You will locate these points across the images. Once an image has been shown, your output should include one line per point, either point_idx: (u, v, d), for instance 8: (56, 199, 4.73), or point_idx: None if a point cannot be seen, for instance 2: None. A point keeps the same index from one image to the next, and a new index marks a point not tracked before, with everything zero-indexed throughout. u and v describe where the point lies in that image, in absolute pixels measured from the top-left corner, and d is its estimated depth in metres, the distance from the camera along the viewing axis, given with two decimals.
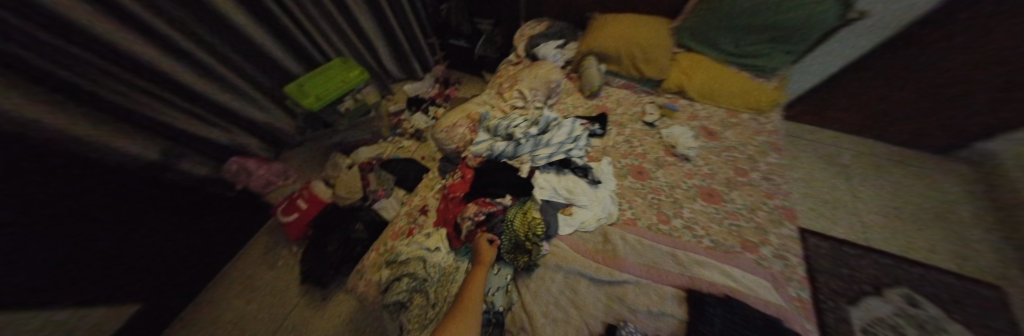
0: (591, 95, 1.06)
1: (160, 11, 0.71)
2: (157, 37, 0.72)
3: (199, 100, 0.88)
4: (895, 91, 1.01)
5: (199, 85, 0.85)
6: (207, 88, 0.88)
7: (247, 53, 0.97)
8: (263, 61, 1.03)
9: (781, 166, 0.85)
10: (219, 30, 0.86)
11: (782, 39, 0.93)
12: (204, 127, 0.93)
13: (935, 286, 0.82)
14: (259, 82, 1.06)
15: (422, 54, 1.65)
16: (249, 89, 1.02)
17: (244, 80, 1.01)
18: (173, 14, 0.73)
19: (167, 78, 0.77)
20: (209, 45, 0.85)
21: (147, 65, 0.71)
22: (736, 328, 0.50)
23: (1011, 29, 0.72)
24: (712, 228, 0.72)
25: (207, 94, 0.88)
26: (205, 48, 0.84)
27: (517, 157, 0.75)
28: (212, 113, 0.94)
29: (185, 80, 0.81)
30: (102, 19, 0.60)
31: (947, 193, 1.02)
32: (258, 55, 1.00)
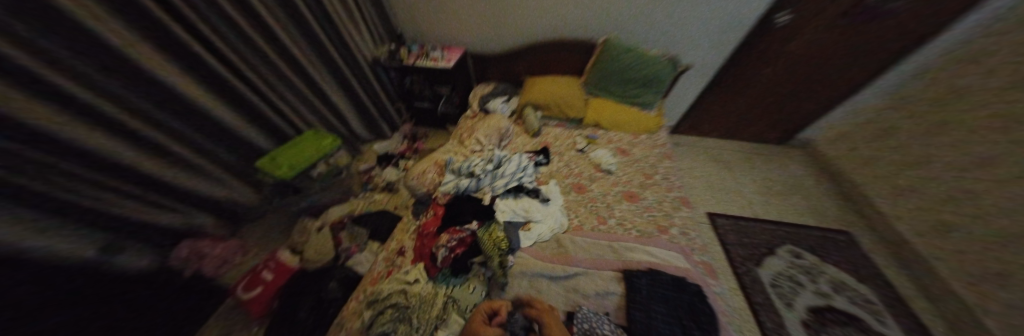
0: (535, 135, 1.35)
1: (133, 108, 0.78)
2: (124, 131, 0.78)
3: (156, 185, 0.89)
4: (722, 105, 1.66)
5: (158, 169, 0.87)
6: (166, 172, 0.90)
7: (216, 135, 1.04)
8: (232, 142, 1.11)
9: (673, 167, 1.18)
10: (190, 118, 0.94)
11: (648, 85, 1.38)
12: (151, 212, 0.91)
13: (798, 240, 1.28)
14: (224, 161, 1.09)
15: (390, 117, 1.87)
16: (214, 168, 1.05)
17: (211, 160, 1.05)
18: (146, 111, 0.81)
19: (126, 169, 0.80)
20: (178, 133, 0.92)
21: (109, 158, 0.75)
22: (656, 286, 0.69)
23: (744, 63, 1.42)
24: (636, 221, 0.94)
25: (166, 178, 0.90)
26: (174, 137, 0.91)
27: (480, 190, 0.94)
28: (162, 195, 0.93)
29: (146, 168, 0.84)
30: (69, 122, 0.66)
31: (784, 178, 1.59)
32: (228, 137, 1.07)
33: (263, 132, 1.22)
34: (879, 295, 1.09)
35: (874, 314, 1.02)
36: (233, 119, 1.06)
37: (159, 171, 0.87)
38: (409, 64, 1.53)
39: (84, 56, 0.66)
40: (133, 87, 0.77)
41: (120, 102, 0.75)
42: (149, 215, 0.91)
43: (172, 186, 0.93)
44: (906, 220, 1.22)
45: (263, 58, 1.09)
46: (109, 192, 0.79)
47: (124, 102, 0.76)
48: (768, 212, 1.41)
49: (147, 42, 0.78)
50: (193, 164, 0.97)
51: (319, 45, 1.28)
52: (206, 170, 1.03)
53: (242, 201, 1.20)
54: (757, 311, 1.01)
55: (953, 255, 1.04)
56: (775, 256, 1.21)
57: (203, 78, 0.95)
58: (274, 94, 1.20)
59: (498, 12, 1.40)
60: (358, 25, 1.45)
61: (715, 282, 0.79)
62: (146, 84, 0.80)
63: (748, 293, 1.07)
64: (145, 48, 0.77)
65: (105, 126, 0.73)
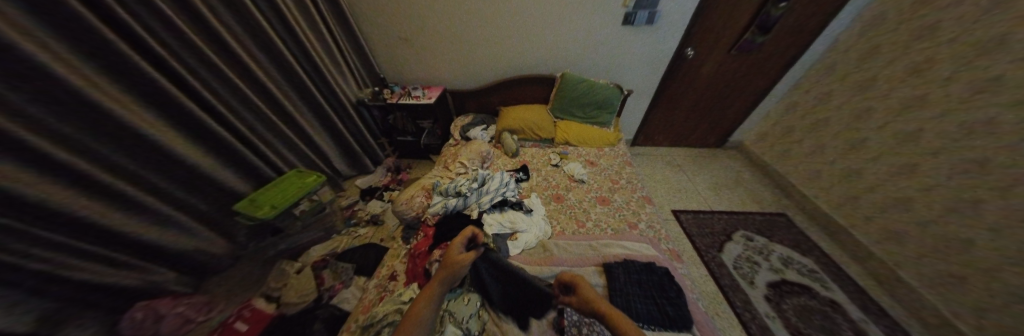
0: (514, 155, 1.49)
1: (98, 158, 0.78)
2: (88, 184, 0.76)
3: (113, 239, 0.85)
4: (665, 122, 2.00)
5: (116, 221, 0.83)
6: (125, 223, 0.86)
7: (189, 182, 1.03)
8: (207, 188, 1.10)
9: (635, 172, 1.37)
10: (162, 166, 0.94)
11: (603, 108, 1.64)
12: (103, 269, 0.84)
13: (744, 225, 1.49)
14: (192, 207, 1.07)
15: (374, 153, 1.93)
16: (183, 217, 1.03)
17: (178, 207, 1.02)
18: (116, 162, 0.82)
19: (84, 223, 0.77)
20: (145, 181, 0.90)
21: (68, 213, 0.72)
22: (630, 272, 0.79)
23: (674, 87, 1.78)
24: (609, 221, 1.06)
25: (127, 231, 0.86)
26: (143, 187, 0.90)
27: (467, 207, 1.02)
28: (116, 249, 0.88)
29: (108, 221, 0.81)
30: (23, 172, 0.65)
31: (723, 174, 1.88)
32: (201, 183, 1.07)
33: (241, 176, 1.22)
34: (819, 263, 1.27)
35: (819, 281, 1.19)
36: (210, 164, 1.07)
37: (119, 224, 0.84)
38: (392, 102, 1.66)
39: (58, 108, 0.69)
40: (105, 139, 0.79)
41: (85, 152, 0.75)
42: (100, 274, 0.84)
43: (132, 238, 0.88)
44: (823, 198, 1.49)
45: (246, 103, 1.17)
46: (58, 252, 0.74)
47: (90, 153, 0.76)
48: (720, 204, 1.64)
49: (130, 97, 0.83)
50: (159, 213, 0.94)
51: (303, 89, 1.40)
52: (174, 218, 0.99)
53: (209, 250, 1.15)
54: (726, 292, 1.15)
55: (863, 221, 1.28)
56: (732, 241, 1.39)
57: (183, 127, 0.98)
58: (256, 138, 1.24)
59: (469, 57, 1.66)
60: (342, 72, 1.60)
61: (681, 265, 0.90)
62: (121, 134, 0.82)
63: (716, 277, 1.21)
64: (125, 103, 0.81)
65: (68, 177, 0.73)
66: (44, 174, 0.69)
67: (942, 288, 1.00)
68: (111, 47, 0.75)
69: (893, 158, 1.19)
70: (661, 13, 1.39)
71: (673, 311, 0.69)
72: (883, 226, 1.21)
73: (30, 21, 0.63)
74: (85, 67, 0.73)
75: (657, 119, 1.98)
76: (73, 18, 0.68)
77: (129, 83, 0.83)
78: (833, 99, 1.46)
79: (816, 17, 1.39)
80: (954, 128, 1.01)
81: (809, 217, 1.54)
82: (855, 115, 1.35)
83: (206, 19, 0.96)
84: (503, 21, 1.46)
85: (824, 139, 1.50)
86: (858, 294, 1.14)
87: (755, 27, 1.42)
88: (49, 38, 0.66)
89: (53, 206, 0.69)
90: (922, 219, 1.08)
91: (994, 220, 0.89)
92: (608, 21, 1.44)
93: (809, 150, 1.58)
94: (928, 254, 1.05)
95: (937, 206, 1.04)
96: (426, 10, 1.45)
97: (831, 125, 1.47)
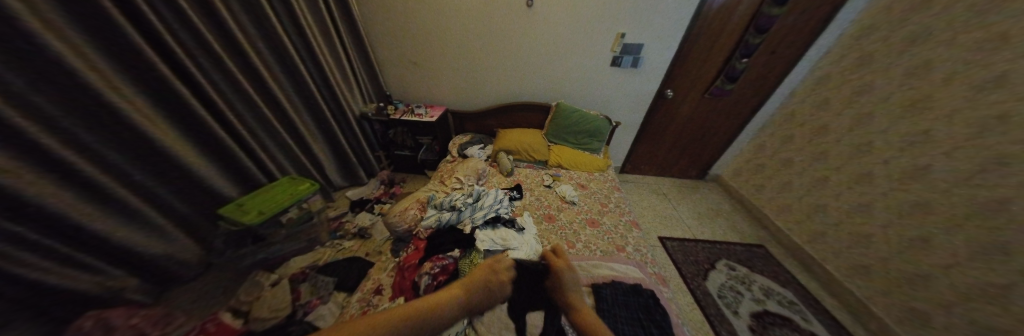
0: (508, 175, 1.54)
1: (89, 151, 0.79)
2: (71, 175, 0.75)
3: (84, 238, 0.81)
4: (650, 153, 2.15)
5: (90, 218, 0.80)
6: (99, 220, 0.82)
7: (174, 181, 1.01)
8: (192, 190, 1.08)
9: (623, 197, 1.44)
10: (151, 163, 0.94)
11: (594, 136, 1.77)
12: (62, 271, 0.79)
13: (725, 254, 1.55)
14: (171, 207, 1.03)
15: (369, 165, 1.93)
16: (161, 219, 0.99)
17: (157, 207, 0.98)
18: (108, 156, 0.83)
19: (61, 218, 0.74)
20: (128, 177, 0.88)
21: (48, 206, 0.71)
22: (618, 293, 0.81)
23: (657, 124, 1.96)
24: (598, 243, 1.09)
25: (100, 231, 0.82)
26: (128, 185, 0.89)
27: (460, 222, 1.03)
28: (81, 248, 0.83)
29: (85, 218, 0.78)
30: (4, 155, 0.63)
31: (705, 205, 1.99)
32: (189, 184, 1.05)
33: (230, 179, 1.20)
34: (797, 295, 1.31)
35: (799, 313, 1.22)
36: (202, 165, 1.06)
37: (92, 220, 0.80)
38: (395, 118, 1.73)
39: (65, 99, 0.72)
40: (99, 130, 0.80)
41: (74, 142, 0.75)
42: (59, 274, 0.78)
43: (100, 236, 0.83)
44: (796, 231, 1.58)
45: (251, 107, 1.21)
46: (18, 246, 0.69)
47: (81, 144, 0.77)
48: (703, 233, 1.71)
49: (140, 95, 0.88)
50: (136, 211, 0.91)
51: (310, 99, 1.47)
52: (150, 218, 0.95)
53: (179, 255, 1.08)
54: (712, 322, 1.15)
55: (831, 254, 1.37)
56: (715, 270, 1.43)
57: (181, 126, 1.01)
58: (255, 142, 1.25)
59: (473, 82, 1.80)
60: (350, 87, 1.69)
61: (666, 289, 0.92)
62: (118, 128, 0.84)
63: (702, 306, 1.22)
64: (132, 101, 0.85)
65: (50, 165, 0.72)
66: (27, 160, 0.68)
67: (911, 322, 1.05)
68: (134, 48, 0.83)
69: (849, 195, 1.33)
70: (643, 58, 1.61)
71: (658, 334, 0.70)
72: (849, 260, 1.29)
73: (64, 19, 0.70)
74: (101, 63, 0.77)
75: (643, 150, 2.13)
76: (104, 19, 0.76)
77: (139, 79, 0.87)
78: (795, 141, 1.65)
79: (773, 72, 1.65)
80: (895, 170, 1.17)
81: (785, 249, 1.61)
82: (814, 155, 1.53)
83: (227, 26, 1.04)
84: (507, 53, 1.64)
85: (791, 176, 1.65)
86: (835, 327, 1.17)
87: (723, 76, 1.65)
88: (74, 33, 0.72)
89: (24, 194, 0.66)
90: (881, 253, 1.18)
91: (945, 254, 0.99)
92: (598, 62, 1.64)
93: (779, 186, 1.73)
94: (891, 288, 1.13)
95: (889, 242, 1.15)
96: (438, 39, 1.62)
97: (795, 163, 1.64)
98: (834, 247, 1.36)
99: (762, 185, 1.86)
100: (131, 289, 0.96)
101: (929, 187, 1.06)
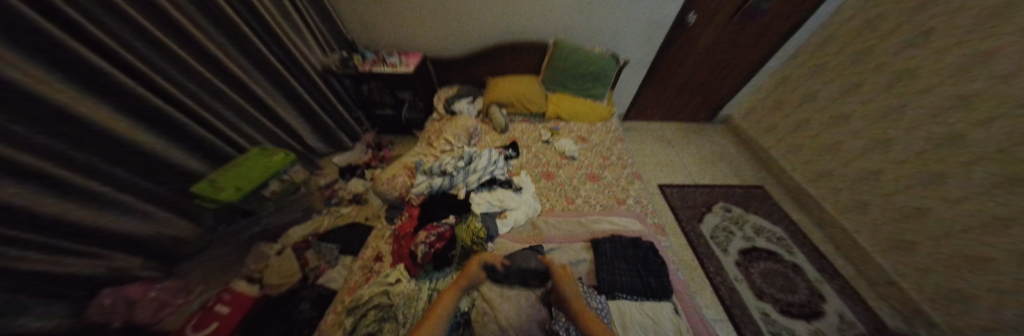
0: (502, 131, 1.42)
1: (44, 150, 0.68)
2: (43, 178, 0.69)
3: (77, 227, 0.79)
4: (657, 95, 1.96)
5: (71, 212, 0.75)
6: (80, 211, 0.78)
7: (137, 165, 0.91)
8: (160, 172, 0.98)
9: (626, 148, 1.34)
10: (111, 152, 0.83)
11: (597, 79, 1.55)
12: (64, 259, 0.79)
13: (724, 197, 1.55)
14: (145, 190, 0.95)
15: (350, 127, 1.78)
16: (142, 204, 0.94)
17: (130, 192, 0.91)
18: (67, 154, 0.73)
19: (46, 215, 0.71)
20: (93, 168, 0.79)
21: (28, 207, 0.67)
22: (616, 247, 0.81)
23: (670, 62, 1.71)
24: (599, 198, 1.06)
25: (86, 221, 0.79)
26: (98, 176, 0.81)
27: (454, 187, 0.98)
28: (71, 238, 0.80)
29: (63, 212, 0.74)
30: None
31: (708, 150, 1.93)
32: (151, 165, 0.94)
33: (192, 153, 1.07)
34: (786, 231, 1.36)
35: (784, 247, 1.28)
36: (153, 141, 0.92)
37: (71, 212, 0.75)
38: (365, 71, 1.49)
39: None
40: (51, 132, 0.69)
41: (34, 146, 0.66)
42: (64, 262, 0.79)
43: (92, 226, 0.81)
44: (799, 171, 1.55)
45: (188, 73, 0.97)
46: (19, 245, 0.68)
47: (27, 142, 0.65)
48: (704, 178, 1.69)
49: (77, 86, 0.72)
50: (121, 202, 0.87)
51: (261, 60, 1.20)
52: (134, 204, 0.91)
53: (168, 232, 1.05)
54: (702, 259, 1.22)
55: (837, 195, 1.35)
56: (712, 212, 1.46)
57: (118, 103, 0.82)
58: (211, 113, 1.08)
59: (453, 18, 1.46)
60: (301, 34, 1.36)
61: (664, 239, 0.92)
62: (57, 119, 0.70)
63: (694, 247, 1.28)
64: (72, 93, 0.71)
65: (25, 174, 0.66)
66: None
67: (891, 251, 1.10)
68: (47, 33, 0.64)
69: (873, 132, 1.22)
70: None
71: (655, 283, 0.71)
72: (847, 198, 1.30)
73: None
74: (19, 58, 0.61)
75: (649, 92, 1.93)
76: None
77: (59, 63, 0.68)
78: (826, 72, 1.44)
79: None
80: (936, 101, 1.01)
81: (783, 189, 1.61)
82: (844, 89, 1.36)
83: None
84: None
85: (811, 113, 1.51)
86: (817, 258, 1.24)
87: None
88: None
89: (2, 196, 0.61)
90: (888, 190, 1.15)
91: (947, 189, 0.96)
92: None
93: (795, 125, 1.61)
94: (883, 222, 1.15)
95: (900, 179, 1.11)
96: None
97: (819, 99, 1.48)
98: (835, 185, 1.37)
99: (772, 125, 1.76)
100: (137, 267, 0.97)
101: (967, 120, 0.93)
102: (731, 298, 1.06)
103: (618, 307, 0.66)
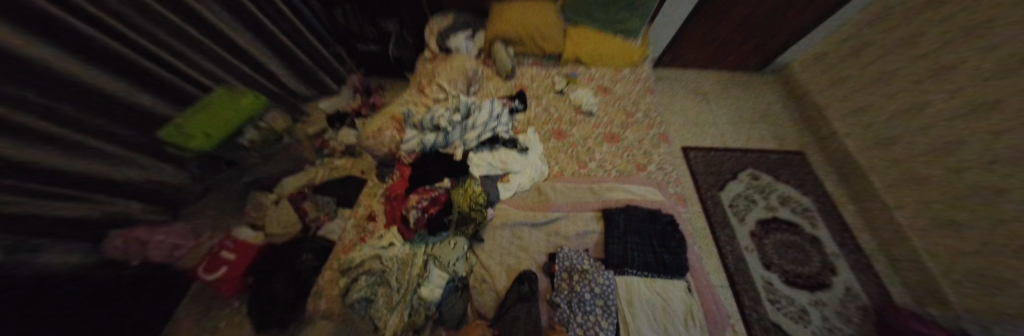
0: (507, 77, 1.19)
1: (23, 105, 0.59)
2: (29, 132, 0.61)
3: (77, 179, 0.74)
4: (705, 32, 1.56)
5: (66, 163, 0.70)
6: (73, 160, 0.71)
7: (114, 112, 0.79)
8: (140, 118, 0.86)
9: (656, 102, 1.12)
10: (86, 100, 0.72)
11: (634, 7, 1.18)
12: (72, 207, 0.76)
13: (755, 163, 1.39)
14: (132, 139, 0.86)
15: (330, 67, 1.54)
16: (135, 155, 0.87)
17: (122, 143, 0.83)
18: (46, 107, 0.63)
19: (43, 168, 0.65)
20: (74, 119, 0.70)
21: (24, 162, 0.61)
22: (632, 220, 0.72)
23: None
24: (616, 162, 0.92)
25: (85, 171, 0.74)
26: (81, 127, 0.71)
27: (449, 145, 0.86)
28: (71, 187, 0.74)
29: (59, 165, 0.68)
30: None
31: (748, 107, 1.66)
32: (130, 113, 0.83)
33: (152, 89, 0.88)
34: (815, 203, 1.25)
35: (809, 220, 1.19)
36: (118, 85, 0.77)
37: (64, 162, 0.69)
38: None
39: None
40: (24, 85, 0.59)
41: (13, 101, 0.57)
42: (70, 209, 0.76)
43: (91, 176, 0.76)
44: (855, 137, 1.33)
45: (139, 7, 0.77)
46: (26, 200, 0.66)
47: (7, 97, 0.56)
48: (736, 140, 1.49)
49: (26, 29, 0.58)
50: (112, 153, 0.80)
51: None
52: (125, 155, 0.84)
53: (167, 180, 0.99)
54: (714, 228, 1.16)
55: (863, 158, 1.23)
56: (736, 180, 1.33)
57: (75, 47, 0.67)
58: (173, 55, 0.90)
59: None
60: None
61: (683, 209, 0.83)
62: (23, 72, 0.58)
63: (709, 215, 1.20)
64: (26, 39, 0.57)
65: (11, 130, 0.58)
66: None
67: None
68: None
69: None
70: None
71: (670, 260, 0.64)
72: None
73: None
74: None
75: (695, 29, 1.54)
76: None
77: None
78: None
79: None
80: (993, 62, 0.82)
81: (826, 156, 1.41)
82: None
83: None
84: None
85: None
86: (840, 232, 1.15)
87: None
88: None
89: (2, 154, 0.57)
90: None
91: None
92: None
93: None
94: None
95: None
96: None
97: None
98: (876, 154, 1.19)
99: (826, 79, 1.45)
100: (138, 211, 0.91)
101: (1019, 85, 0.77)
102: (737, 267, 1.04)
103: (627, 283, 0.61)
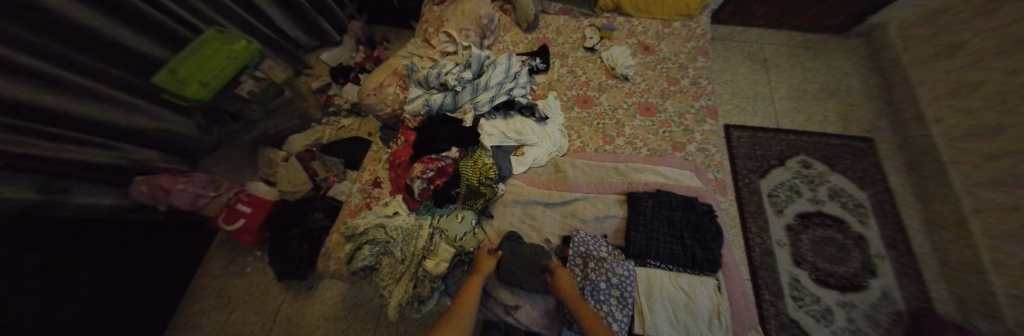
0: (528, 29, 1.00)
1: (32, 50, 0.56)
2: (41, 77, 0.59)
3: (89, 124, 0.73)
4: None
5: (80, 110, 0.69)
6: (86, 107, 0.70)
7: (112, 55, 0.74)
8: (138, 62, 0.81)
9: (708, 67, 0.91)
10: (86, 42, 0.67)
11: None
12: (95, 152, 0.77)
13: (809, 149, 1.19)
14: (135, 86, 0.82)
15: (329, 11, 1.36)
16: (142, 103, 0.85)
17: (126, 89, 0.80)
18: (52, 52, 0.59)
19: (61, 114, 0.65)
20: (78, 63, 0.66)
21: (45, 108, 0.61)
22: (661, 208, 0.63)
23: None
24: (649, 139, 0.79)
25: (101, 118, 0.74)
26: (83, 71, 0.68)
27: (458, 109, 0.75)
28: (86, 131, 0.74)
29: (75, 111, 0.67)
30: None
31: (816, 79, 1.37)
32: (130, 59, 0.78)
33: (142, 30, 0.80)
34: (872, 198, 1.08)
35: (858, 216, 1.05)
36: (111, 27, 0.71)
37: (80, 110, 0.69)
38: None
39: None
40: (33, 30, 0.55)
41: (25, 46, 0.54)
42: (93, 155, 0.77)
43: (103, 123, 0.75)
44: None
45: None
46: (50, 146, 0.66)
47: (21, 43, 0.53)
48: (791, 120, 1.26)
49: None
50: (122, 101, 0.78)
51: None
52: (133, 103, 0.82)
53: (175, 130, 0.98)
54: (745, 218, 1.05)
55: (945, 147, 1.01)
56: (783, 167, 1.16)
57: None
58: None
59: None
60: None
61: (722, 199, 0.71)
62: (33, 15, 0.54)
63: (741, 204, 1.08)
64: None
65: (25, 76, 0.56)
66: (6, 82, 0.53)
67: None
68: None
69: None
70: None
71: (701, 256, 0.57)
72: None
73: None
74: None
75: None
76: None
77: None
78: None
79: None
80: None
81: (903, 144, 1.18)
82: None
83: None
84: None
85: None
86: (892, 231, 1.01)
87: None
88: None
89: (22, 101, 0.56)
90: None
91: None
92: None
93: None
94: None
95: None
96: None
97: None
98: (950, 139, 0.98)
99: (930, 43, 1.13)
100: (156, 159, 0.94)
101: None
102: (762, 261, 0.97)
103: (648, 274, 0.55)
